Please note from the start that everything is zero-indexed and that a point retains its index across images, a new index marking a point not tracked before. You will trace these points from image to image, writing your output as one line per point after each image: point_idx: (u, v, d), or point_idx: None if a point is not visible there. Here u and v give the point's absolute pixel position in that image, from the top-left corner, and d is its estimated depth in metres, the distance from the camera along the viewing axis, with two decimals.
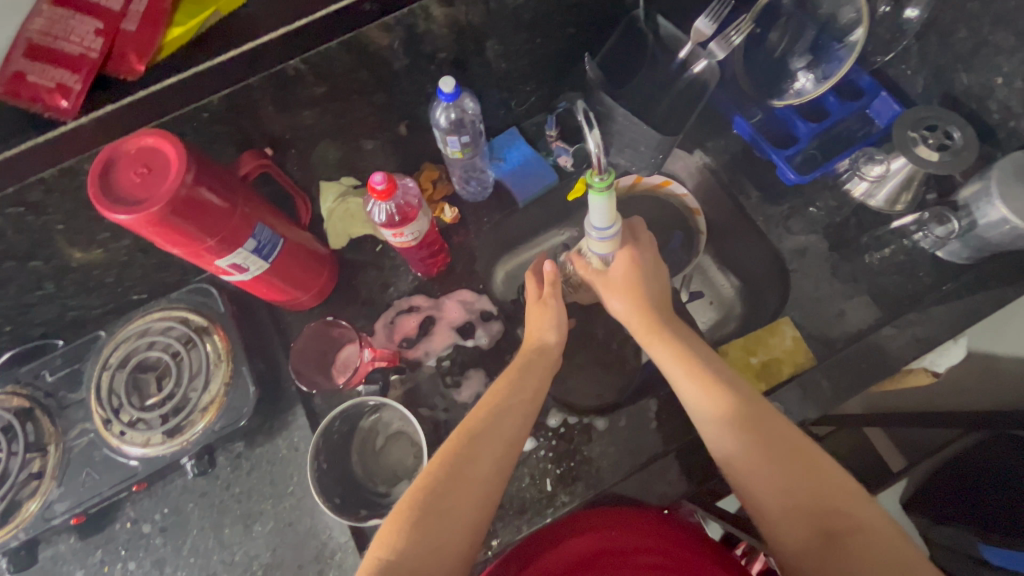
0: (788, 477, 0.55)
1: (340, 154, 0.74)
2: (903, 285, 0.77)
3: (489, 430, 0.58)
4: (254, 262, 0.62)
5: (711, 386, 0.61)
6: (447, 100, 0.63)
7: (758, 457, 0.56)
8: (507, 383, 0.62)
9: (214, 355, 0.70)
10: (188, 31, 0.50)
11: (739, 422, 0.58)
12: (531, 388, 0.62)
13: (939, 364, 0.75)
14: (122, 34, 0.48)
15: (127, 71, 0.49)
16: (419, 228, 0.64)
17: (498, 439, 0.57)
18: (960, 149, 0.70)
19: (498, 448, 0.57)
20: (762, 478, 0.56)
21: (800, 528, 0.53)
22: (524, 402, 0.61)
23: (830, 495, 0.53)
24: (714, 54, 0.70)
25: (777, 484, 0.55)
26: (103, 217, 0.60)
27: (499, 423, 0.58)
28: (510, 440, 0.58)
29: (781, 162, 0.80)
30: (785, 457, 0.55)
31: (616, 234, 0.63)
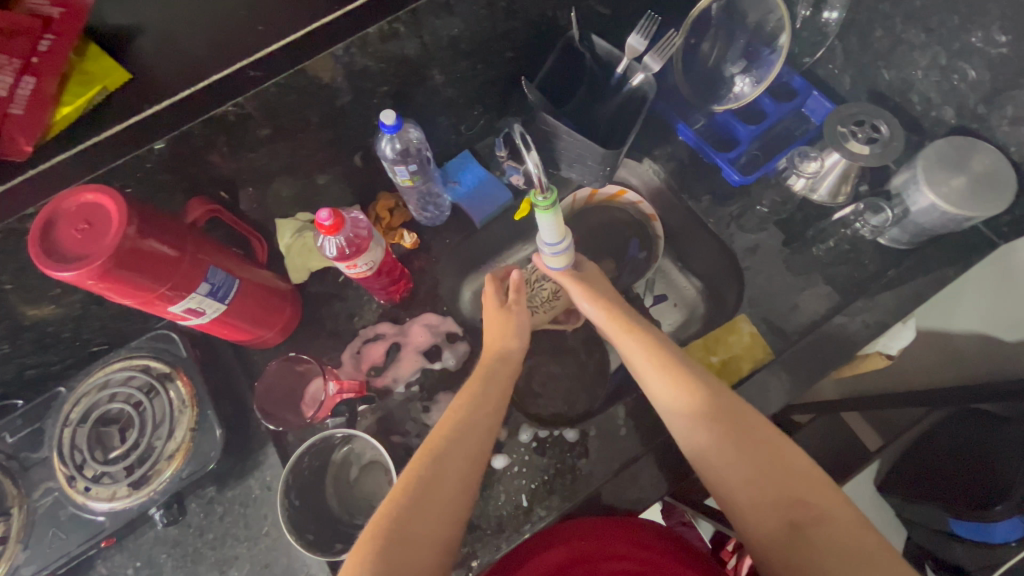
0: (753, 471, 0.56)
1: (293, 190, 0.75)
2: (851, 274, 0.80)
3: (455, 445, 0.57)
4: (211, 305, 0.62)
5: (678, 384, 0.61)
6: (391, 132, 0.64)
7: (725, 453, 0.57)
8: (473, 396, 0.61)
9: (178, 402, 0.70)
10: (76, 108, 0.49)
11: (705, 419, 0.59)
12: (492, 400, 0.62)
13: (891, 346, 0.80)
14: (8, 117, 0.47)
15: (16, 153, 0.48)
16: (373, 260, 0.65)
17: (464, 453, 0.57)
18: (887, 141, 0.74)
19: (465, 463, 0.56)
20: (729, 472, 0.57)
21: (768, 521, 0.54)
22: (488, 417, 0.60)
23: (797, 488, 0.54)
24: (650, 67, 0.72)
25: (743, 478, 0.56)
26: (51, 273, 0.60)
27: (463, 437, 0.58)
28: (475, 454, 0.57)
29: (725, 165, 0.84)
30: (750, 452, 0.57)
31: (566, 248, 0.65)
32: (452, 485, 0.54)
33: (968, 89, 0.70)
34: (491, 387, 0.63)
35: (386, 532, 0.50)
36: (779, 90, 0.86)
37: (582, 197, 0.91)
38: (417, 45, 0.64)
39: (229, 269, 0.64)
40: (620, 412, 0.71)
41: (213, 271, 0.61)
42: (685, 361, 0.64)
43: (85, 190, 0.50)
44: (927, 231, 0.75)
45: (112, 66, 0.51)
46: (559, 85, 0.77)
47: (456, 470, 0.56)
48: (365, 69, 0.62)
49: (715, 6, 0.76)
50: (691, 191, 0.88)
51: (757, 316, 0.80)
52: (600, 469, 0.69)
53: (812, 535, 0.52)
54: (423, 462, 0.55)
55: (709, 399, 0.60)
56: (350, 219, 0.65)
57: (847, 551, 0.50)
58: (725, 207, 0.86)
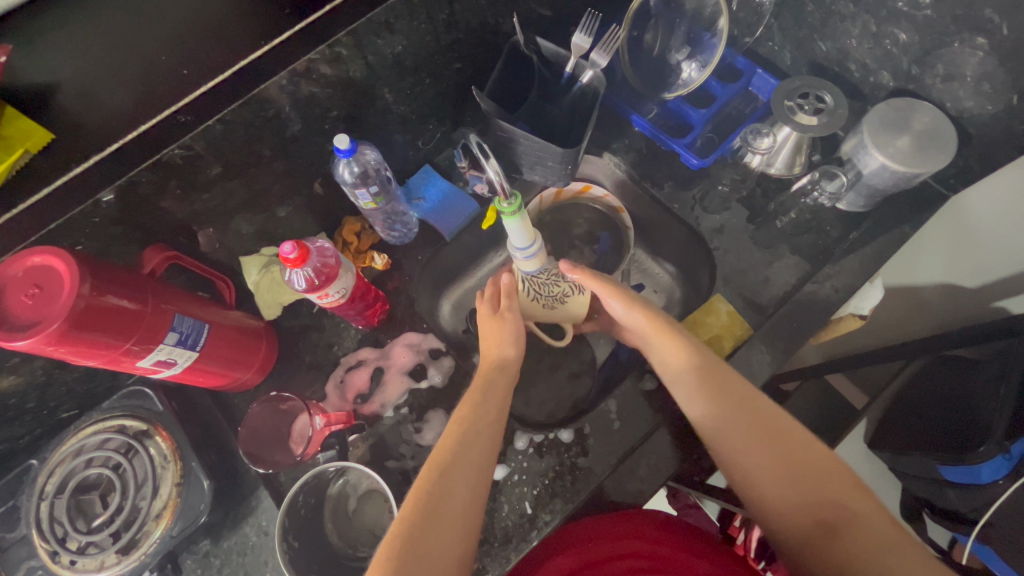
0: (778, 462, 0.56)
1: (256, 226, 0.73)
2: (815, 242, 0.82)
3: (459, 453, 0.56)
4: (182, 353, 0.60)
5: (699, 377, 0.61)
6: (346, 156, 0.63)
7: (749, 441, 0.57)
8: (470, 407, 0.60)
9: (159, 458, 0.68)
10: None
11: (738, 418, 0.58)
12: (496, 404, 0.60)
13: (863, 307, 0.80)
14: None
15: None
16: (347, 283, 0.65)
17: (469, 460, 0.55)
18: (833, 110, 0.75)
19: (472, 470, 0.55)
20: (754, 462, 0.57)
21: (798, 519, 0.53)
22: (491, 422, 0.59)
23: (821, 478, 0.54)
24: (597, 63, 0.73)
25: (767, 468, 0.56)
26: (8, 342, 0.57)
27: (469, 446, 0.56)
28: (480, 459, 0.56)
29: (682, 150, 0.84)
30: (774, 441, 0.57)
31: (538, 251, 0.64)
32: (462, 495, 0.53)
33: (901, 52, 0.72)
34: (492, 391, 0.61)
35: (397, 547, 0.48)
36: (724, 71, 0.88)
37: (548, 197, 0.90)
38: (359, 68, 0.63)
39: (196, 314, 0.62)
40: (611, 406, 0.71)
41: (182, 321, 0.59)
42: (707, 352, 0.63)
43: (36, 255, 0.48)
44: (883, 188, 0.77)
45: (30, 125, 0.46)
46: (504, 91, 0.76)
47: (463, 479, 0.54)
48: (310, 96, 0.61)
49: None
50: (653, 179, 0.89)
51: (732, 294, 0.81)
52: (599, 465, 0.69)
53: (841, 531, 0.51)
54: (429, 479, 0.54)
55: (733, 390, 0.60)
56: (316, 248, 0.63)
57: (881, 553, 0.48)
58: (688, 191, 0.87)
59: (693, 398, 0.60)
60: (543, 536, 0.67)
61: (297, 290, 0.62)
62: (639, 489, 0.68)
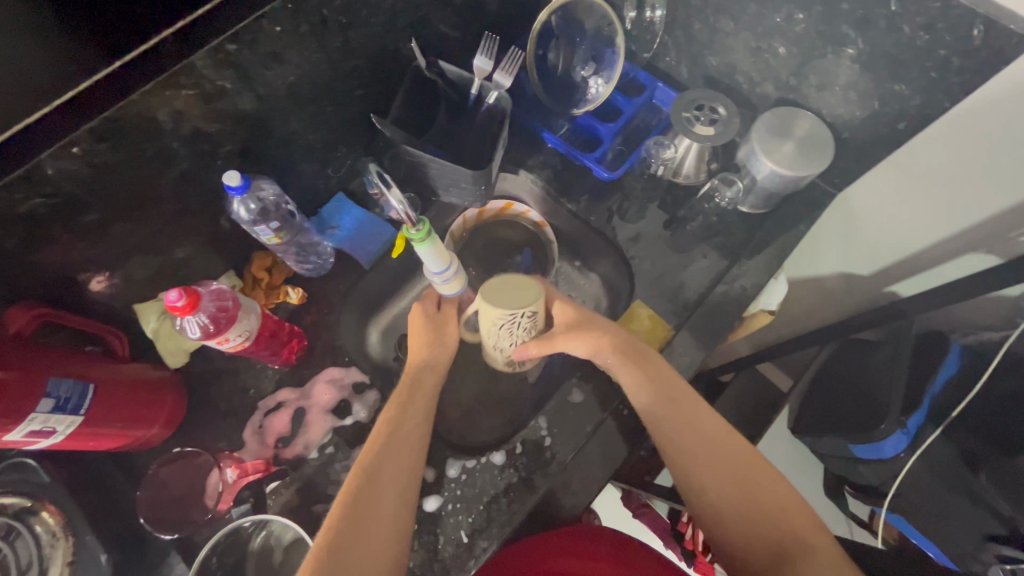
0: (737, 490, 0.58)
1: (150, 271, 0.68)
2: (726, 244, 0.86)
3: (387, 463, 0.53)
4: (61, 420, 0.54)
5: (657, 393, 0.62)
6: (239, 191, 0.60)
7: (708, 471, 0.60)
8: (394, 412, 0.58)
9: (46, 538, 0.61)
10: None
11: (704, 450, 0.60)
12: (424, 410, 0.59)
13: (772, 303, 0.86)
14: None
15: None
16: (246, 331, 0.62)
17: (395, 468, 0.53)
18: (726, 119, 0.80)
19: (400, 479, 0.53)
20: (715, 487, 0.59)
21: (755, 547, 0.56)
22: (416, 432, 0.56)
23: (776, 506, 0.56)
24: (502, 84, 0.74)
25: (727, 497, 0.58)
26: None
27: (394, 451, 0.54)
28: (409, 466, 0.54)
29: (593, 164, 0.87)
30: (732, 470, 0.59)
31: (456, 273, 0.62)
32: (386, 508, 0.51)
33: (779, 64, 0.77)
34: (418, 398, 0.59)
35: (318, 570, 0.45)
36: (627, 86, 0.92)
37: (472, 216, 0.86)
38: (250, 98, 0.60)
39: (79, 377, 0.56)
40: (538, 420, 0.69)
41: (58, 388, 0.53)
42: (659, 364, 0.64)
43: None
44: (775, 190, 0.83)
45: None
46: (410, 111, 0.76)
47: (390, 491, 0.52)
48: (197, 132, 0.57)
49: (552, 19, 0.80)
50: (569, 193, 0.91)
51: (653, 301, 0.83)
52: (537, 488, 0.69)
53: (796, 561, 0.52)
54: (353, 487, 0.51)
55: (688, 406, 0.62)
56: (207, 292, 0.60)
57: None
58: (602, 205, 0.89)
59: (659, 431, 0.62)
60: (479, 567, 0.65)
61: (191, 339, 0.59)
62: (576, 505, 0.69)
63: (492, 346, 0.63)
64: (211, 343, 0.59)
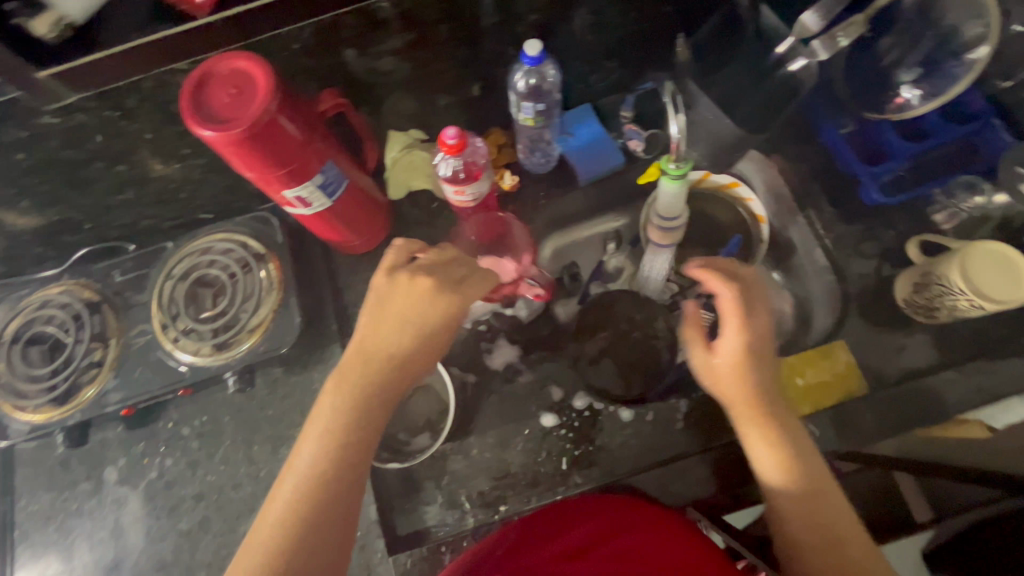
0: (808, 516, 0.55)
1: (412, 106, 0.75)
2: (979, 331, 0.72)
3: (325, 493, 0.51)
4: (318, 198, 0.64)
5: (788, 474, 0.57)
6: (530, 63, 0.62)
7: (796, 514, 0.56)
8: (338, 414, 0.54)
9: (267, 283, 0.73)
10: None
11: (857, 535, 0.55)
12: (375, 405, 0.55)
13: (996, 419, 0.73)
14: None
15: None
16: (547, 160, 0.83)
17: (339, 481, 0.52)
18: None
19: (335, 519, 0.51)
20: (794, 526, 0.56)
21: None
22: (345, 486, 0.52)
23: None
24: (816, 53, 0.65)
25: (803, 529, 0.55)
26: (136, 97, 0.56)
27: (339, 475, 0.52)
28: (341, 508, 0.52)
29: (867, 180, 0.76)
30: (812, 498, 0.56)
31: (678, 227, 0.62)
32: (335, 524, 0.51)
33: None
34: (355, 448, 0.53)
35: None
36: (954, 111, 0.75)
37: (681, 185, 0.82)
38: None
39: (334, 194, 0.66)
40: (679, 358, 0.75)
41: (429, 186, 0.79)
42: (807, 451, 0.58)
43: (300, 71, 0.62)
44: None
45: None
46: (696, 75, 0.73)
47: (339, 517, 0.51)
48: (589, 41, 0.72)
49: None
50: (815, 200, 0.82)
51: (858, 346, 0.74)
52: (645, 457, 0.72)
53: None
54: (302, 519, 0.50)
55: (813, 480, 0.56)
56: (471, 146, 0.64)
57: None
58: (851, 225, 0.80)
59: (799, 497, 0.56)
60: (569, 495, 0.70)
61: (519, 121, 0.71)
62: None
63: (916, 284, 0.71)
64: (522, 155, 0.82)
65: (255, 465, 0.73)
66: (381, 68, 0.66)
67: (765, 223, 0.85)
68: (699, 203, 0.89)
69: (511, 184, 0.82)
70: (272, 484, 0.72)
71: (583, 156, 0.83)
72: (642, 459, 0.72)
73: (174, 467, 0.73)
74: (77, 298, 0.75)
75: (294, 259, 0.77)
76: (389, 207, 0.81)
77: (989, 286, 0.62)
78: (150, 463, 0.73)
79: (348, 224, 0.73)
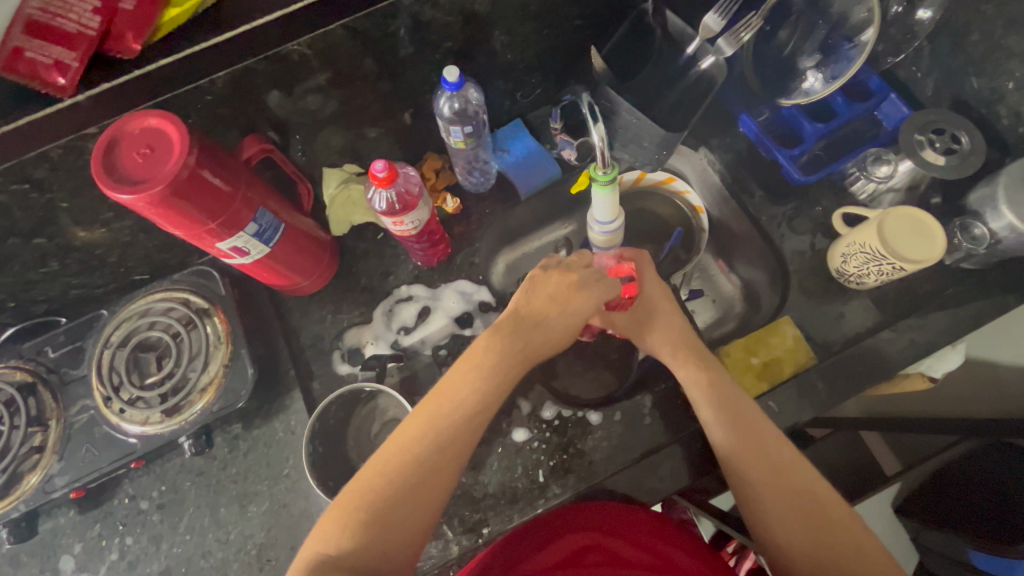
0: (768, 468, 0.57)
1: (343, 141, 0.75)
2: (907, 290, 0.77)
3: (444, 435, 0.56)
4: (255, 246, 0.63)
5: (736, 431, 0.59)
6: (452, 89, 0.64)
7: (755, 470, 0.57)
8: (473, 373, 0.60)
9: (213, 337, 0.71)
10: (186, 11, 0.49)
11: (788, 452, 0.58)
12: (516, 374, 0.61)
13: (936, 370, 0.77)
14: (118, 13, 0.47)
15: (124, 51, 0.48)
16: (486, 178, 0.84)
17: (470, 430, 0.57)
18: (966, 153, 0.70)
19: (452, 460, 0.55)
20: (756, 484, 0.57)
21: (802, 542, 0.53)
22: (471, 437, 0.57)
23: (816, 497, 0.55)
24: (722, 51, 0.69)
25: (765, 484, 0.56)
26: (45, 168, 0.54)
27: (467, 426, 0.57)
28: (461, 450, 0.56)
29: (785, 162, 0.80)
30: (766, 450, 0.58)
31: (618, 229, 0.63)
32: (449, 470, 0.55)
33: None
34: (488, 410, 0.59)
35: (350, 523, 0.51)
36: (853, 89, 0.81)
37: (629, 180, 0.89)
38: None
39: (270, 240, 0.64)
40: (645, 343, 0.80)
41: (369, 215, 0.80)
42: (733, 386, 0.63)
43: (218, 121, 0.61)
44: (1005, 252, 0.70)
45: None
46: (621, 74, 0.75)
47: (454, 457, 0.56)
48: (509, 59, 0.74)
49: None
50: (745, 185, 0.86)
51: (801, 318, 0.78)
52: (618, 457, 0.72)
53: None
54: (420, 449, 0.55)
55: (762, 432, 0.59)
56: (402, 175, 0.65)
57: None
58: (781, 205, 0.84)
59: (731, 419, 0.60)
60: (549, 506, 0.71)
61: (451, 144, 0.72)
62: (656, 486, 0.70)
63: (842, 257, 0.75)
64: (461, 176, 0.83)
65: (223, 529, 0.69)
66: (304, 107, 0.66)
67: (704, 213, 0.88)
68: (637, 201, 0.92)
69: (454, 208, 0.82)
70: (243, 545, 0.69)
71: (520, 170, 0.84)
72: (617, 461, 0.72)
73: (136, 545, 0.69)
74: (7, 382, 0.71)
75: (240, 309, 0.75)
76: (333, 244, 0.80)
77: (904, 247, 0.66)
78: (109, 544, 0.69)
79: (290, 267, 0.71)
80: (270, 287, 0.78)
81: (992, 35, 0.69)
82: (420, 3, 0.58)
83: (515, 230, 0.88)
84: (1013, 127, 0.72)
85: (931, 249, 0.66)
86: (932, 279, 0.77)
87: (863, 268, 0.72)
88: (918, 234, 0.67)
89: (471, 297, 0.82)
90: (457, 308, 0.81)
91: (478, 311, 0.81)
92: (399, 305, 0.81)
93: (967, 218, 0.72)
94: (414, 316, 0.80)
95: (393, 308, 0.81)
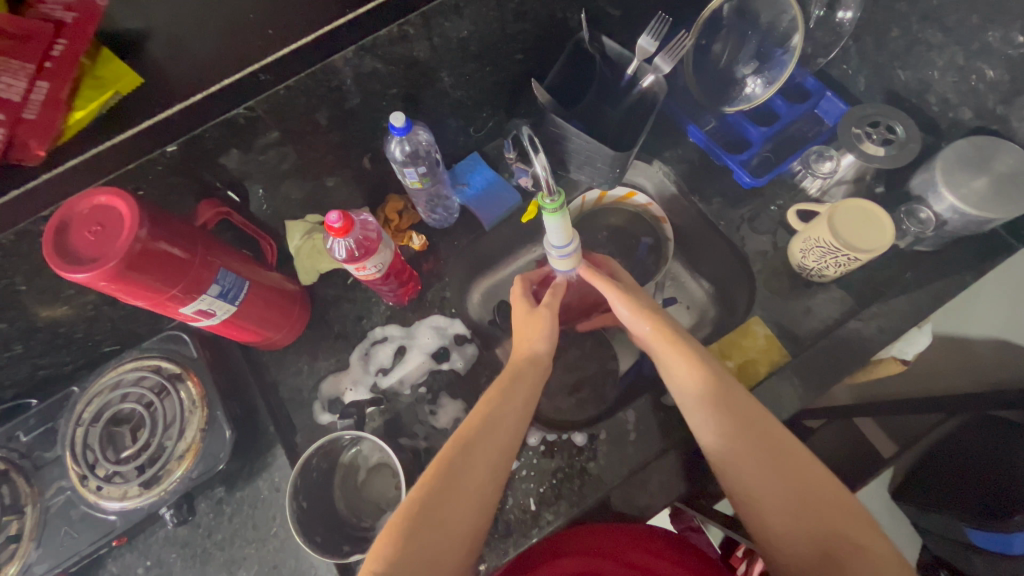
0: (767, 462, 0.56)
1: (302, 193, 0.76)
2: (868, 277, 0.79)
3: (473, 440, 0.58)
4: (221, 306, 0.63)
5: (725, 418, 0.59)
6: (401, 133, 0.65)
7: (751, 465, 0.57)
8: (499, 391, 0.63)
9: (188, 403, 0.71)
10: (90, 113, 0.50)
11: (782, 445, 0.57)
12: (523, 394, 0.63)
13: (907, 351, 0.79)
14: (20, 123, 0.48)
15: (28, 159, 0.49)
16: (450, 214, 0.85)
17: (497, 435, 0.59)
18: (903, 142, 0.73)
19: (484, 464, 0.57)
20: (760, 490, 0.56)
21: (797, 537, 0.53)
22: (501, 447, 0.59)
23: (815, 489, 0.54)
24: (661, 68, 0.72)
25: (777, 494, 0.55)
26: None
27: (490, 430, 0.59)
28: (496, 454, 0.58)
29: (736, 166, 0.83)
30: (768, 450, 0.57)
31: (574, 251, 0.63)
32: (478, 479, 0.56)
33: (987, 90, 0.69)
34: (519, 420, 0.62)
35: (403, 531, 0.52)
36: (791, 91, 0.85)
37: (592, 199, 0.92)
38: (540, 23, 0.71)
39: (238, 295, 0.65)
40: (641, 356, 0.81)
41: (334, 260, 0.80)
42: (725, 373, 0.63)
43: (171, 189, 0.61)
44: (951, 232, 0.73)
45: (121, 69, 0.52)
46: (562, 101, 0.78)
47: (480, 469, 0.57)
48: (459, 97, 0.76)
49: (726, 6, 0.75)
50: (701, 193, 0.88)
51: (770, 317, 0.79)
52: (608, 476, 0.72)
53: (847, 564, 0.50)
54: (449, 454, 0.57)
55: (754, 418, 0.59)
56: (359, 221, 0.66)
57: None
58: (739, 208, 0.86)
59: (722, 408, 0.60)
60: (543, 534, 0.70)
61: (407, 185, 0.74)
62: (647, 502, 0.70)
63: (800, 255, 0.77)
64: (424, 214, 0.84)
65: None
66: (258, 165, 0.67)
67: (668, 222, 0.89)
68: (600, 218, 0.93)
69: (420, 244, 0.83)
70: None
71: (481, 204, 0.86)
72: (607, 482, 0.72)
73: None
74: None
75: (214, 370, 0.74)
76: (303, 294, 0.80)
77: (856, 238, 0.68)
78: None
79: (261, 322, 0.71)
80: (244, 345, 0.78)
81: (910, 29, 0.73)
82: (360, 57, 0.59)
83: (484, 259, 0.89)
84: (944, 112, 0.75)
85: (879, 241, 0.68)
86: (892, 265, 0.79)
87: (826, 260, 0.73)
88: (865, 226, 0.69)
89: (446, 331, 0.82)
90: (433, 344, 0.81)
91: (455, 344, 0.81)
92: (375, 347, 0.81)
93: (912, 204, 0.75)
94: (391, 356, 0.80)
95: (370, 351, 0.81)
